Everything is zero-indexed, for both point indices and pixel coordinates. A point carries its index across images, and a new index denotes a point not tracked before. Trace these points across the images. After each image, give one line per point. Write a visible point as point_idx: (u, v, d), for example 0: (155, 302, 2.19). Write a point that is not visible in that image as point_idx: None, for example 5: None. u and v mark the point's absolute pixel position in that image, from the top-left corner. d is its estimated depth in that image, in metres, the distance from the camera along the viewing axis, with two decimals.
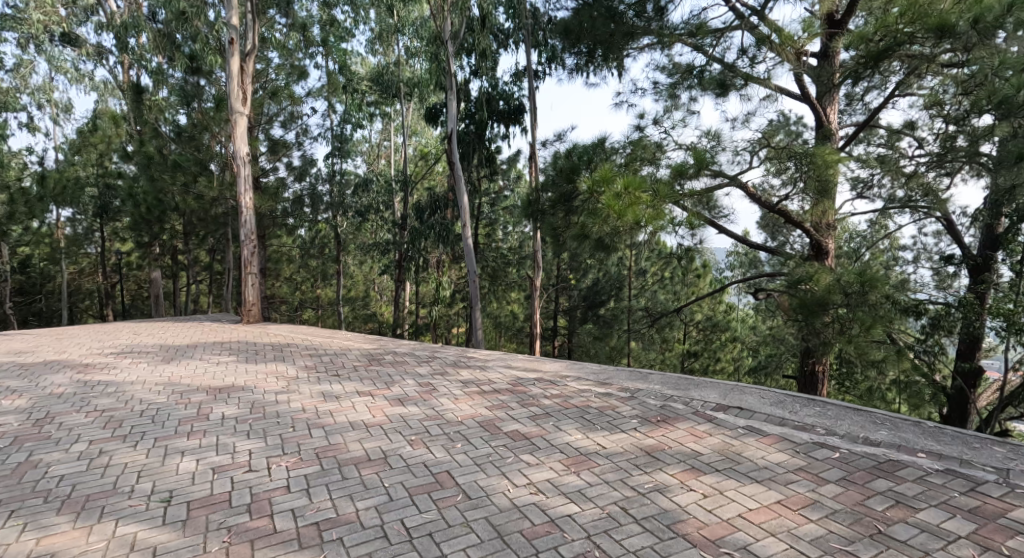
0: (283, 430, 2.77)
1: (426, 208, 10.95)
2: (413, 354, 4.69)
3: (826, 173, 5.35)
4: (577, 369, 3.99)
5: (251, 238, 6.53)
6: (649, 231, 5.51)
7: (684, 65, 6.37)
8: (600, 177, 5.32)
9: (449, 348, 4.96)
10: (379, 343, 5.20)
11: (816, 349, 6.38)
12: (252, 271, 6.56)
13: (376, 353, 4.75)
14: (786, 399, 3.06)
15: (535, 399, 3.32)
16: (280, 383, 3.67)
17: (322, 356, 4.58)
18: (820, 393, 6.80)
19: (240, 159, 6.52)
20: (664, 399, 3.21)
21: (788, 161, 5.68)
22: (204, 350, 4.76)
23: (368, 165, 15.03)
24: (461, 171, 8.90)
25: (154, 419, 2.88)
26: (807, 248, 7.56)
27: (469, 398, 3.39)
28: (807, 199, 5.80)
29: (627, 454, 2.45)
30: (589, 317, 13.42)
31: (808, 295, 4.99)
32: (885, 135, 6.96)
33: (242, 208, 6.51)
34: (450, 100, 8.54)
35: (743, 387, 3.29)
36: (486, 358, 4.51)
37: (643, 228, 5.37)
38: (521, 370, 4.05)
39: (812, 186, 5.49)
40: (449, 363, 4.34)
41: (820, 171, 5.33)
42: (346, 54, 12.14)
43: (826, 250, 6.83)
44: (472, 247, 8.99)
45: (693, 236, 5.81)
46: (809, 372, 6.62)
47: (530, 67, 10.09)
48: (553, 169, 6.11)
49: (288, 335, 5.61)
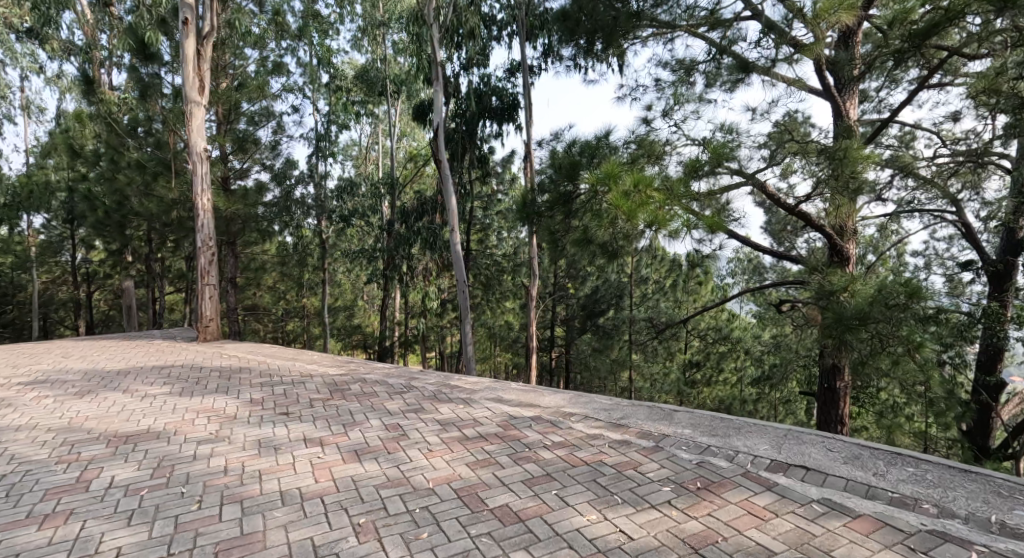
0: (185, 508, 2.01)
1: (411, 213, 10.34)
2: (385, 383, 3.92)
3: (853, 171, 4.67)
4: (584, 405, 3.24)
5: (208, 244, 5.77)
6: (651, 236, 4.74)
7: (688, 62, 5.84)
8: (607, 173, 4.61)
9: (429, 375, 4.18)
10: (348, 367, 4.43)
11: (841, 365, 5.65)
12: (211, 281, 5.76)
13: (342, 381, 3.97)
14: (862, 451, 2.34)
15: (531, 450, 2.59)
16: (209, 428, 2.89)
17: (276, 386, 3.79)
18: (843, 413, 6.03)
19: (196, 155, 5.72)
20: (700, 453, 2.47)
21: (813, 157, 5.01)
22: (136, 377, 3.97)
23: (355, 169, 14.35)
24: (450, 172, 8.10)
25: (10, 491, 2.10)
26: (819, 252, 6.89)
27: (446, 449, 2.63)
28: (833, 200, 5.10)
29: (666, 552, 1.72)
30: (588, 327, 12.69)
31: (843, 308, 4.16)
32: (899, 136, 6.37)
33: (197, 210, 5.74)
34: (437, 90, 7.75)
35: (798, 434, 2.56)
36: (473, 388, 3.75)
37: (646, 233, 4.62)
38: (514, 406, 3.30)
39: (839, 187, 4.80)
40: (427, 395, 3.58)
41: (844, 168, 4.64)
42: (330, 51, 11.51)
43: (847, 254, 6.08)
44: (462, 255, 8.21)
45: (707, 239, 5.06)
46: (829, 387, 5.90)
47: (526, 61, 9.48)
48: (551, 166, 5.37)
49: (246, 357, 4.81)
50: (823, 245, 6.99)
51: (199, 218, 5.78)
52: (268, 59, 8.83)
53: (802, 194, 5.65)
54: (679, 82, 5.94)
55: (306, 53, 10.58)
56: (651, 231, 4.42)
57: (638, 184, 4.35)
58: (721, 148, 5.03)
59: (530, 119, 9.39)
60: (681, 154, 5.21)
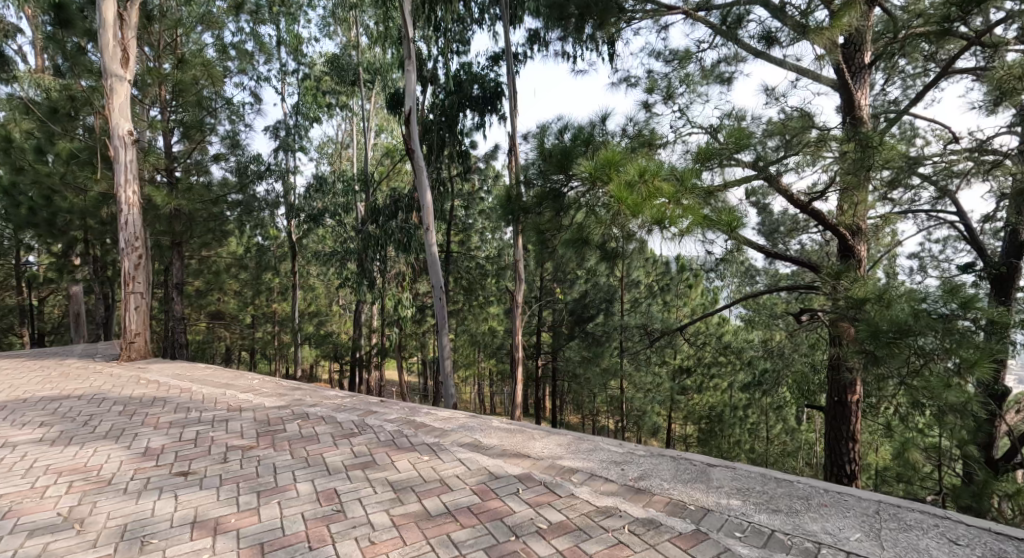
0: None
1: (383, 210, 9.29)
2: (331, 420, 3.09)
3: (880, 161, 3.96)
4: (585, 456, 2.47)
5: (133, 245, 4.84)
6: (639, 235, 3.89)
7: (684, 49, 5.19)
8: (607, 162, 3.83)
9: (390, 407, 3.38)
10: (291, 397, 3.59)
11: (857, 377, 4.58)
12: (136, 289, 4.84)
13: (277, 418, 3.13)
14: (1004, 548, 1.64)
15: (520, 541, 1.81)
16: (59, 505, 2.03)
17: (189, 427, 2.93)
18: (853, 428, 5.01)
19: (118, 139, 4.79)
20: (767, 547, 1.71)
21: (829, 146, 4.31)
22: (8, 416, 3.07)
23: (329, 166, 13.48)
24: (424, 166, 7.21)
25: None
26: (819, 254, 6.16)
27: (396, 539, 1.83)
28: (851, 194, 4.45)
29: None
30: (576, 333, 12.00)
31: (879, 319, 3.34)
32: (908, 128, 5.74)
33: (120, 204, 4.81)
34: (409, 70, 6.87)
35: (896, 514, 1.84)
36: (443, 427, 2.95)
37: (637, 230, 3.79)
38: (494, 457, 2.51)
39: (859, 179, 4.22)
40: (382, 440, 2.77)
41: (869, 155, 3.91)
42: (299, 38, 10.66)
43: (858, 253, 5.13)
44: (438, 258, 7.35)
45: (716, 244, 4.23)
46: (839, 401, 4.84)
47: (510, 47, 8.75)
48: (539, 156, 4.56)
49: (170, 382, 3.93)
50: (822, 246, 6.16)
51: (122, 215, 4.84)
52: (227, 43, 8.02)
53: (815, 191, 4.87)
54: (675, 70, 5.25)
55: (271, 38, 9.74)
56: (638, 224, 3.71)
57: (644, 173, 3.60)
58: (738, 133, 4.16)
59: (515, 108, 8.64)
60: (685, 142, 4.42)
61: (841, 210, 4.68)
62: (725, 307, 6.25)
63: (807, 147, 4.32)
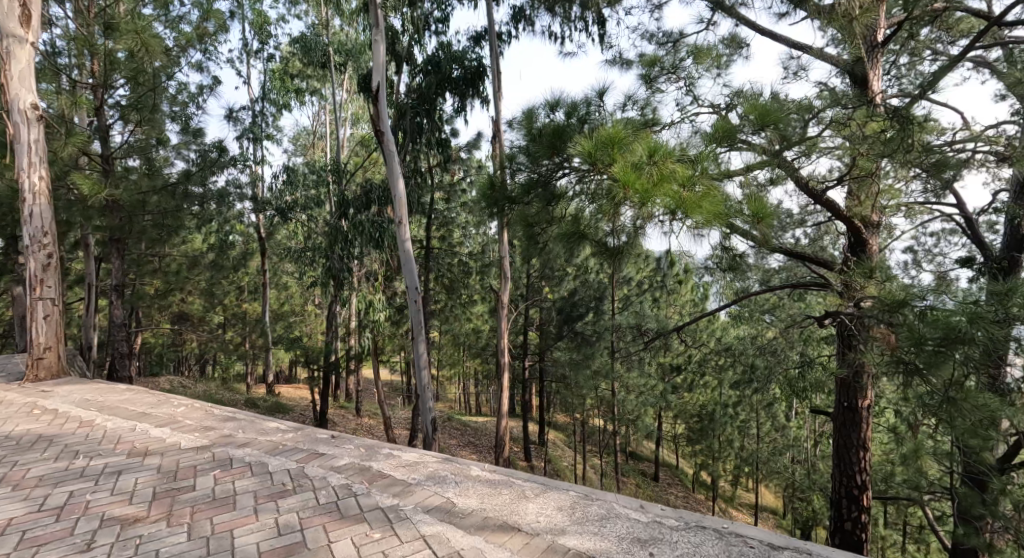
0: None
1: (354, 202, 8.54)
2: (260, 470, 2.36)
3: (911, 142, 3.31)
4: (597, 530, 1.83)
5: (41, 242, 4.10)
6: (633, 225, 3.12)
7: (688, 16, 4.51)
8: (608, 139, 3.08)
9: (343, 445, 2.68)
10: (219, 433, 2.86)
11: (866, 381, 3.84)
12: (46, 295, 4.10)
13: (189, 468, 2.39)
14: None
15: None
16: None
17: (62, 486, 2.19)
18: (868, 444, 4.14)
19: (19, 113, 4.02)
20: None
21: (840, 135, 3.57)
22: None
23: (301, 157, 12.66)
24: (394, 151, 6.41)
25: None
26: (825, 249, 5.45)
27: None
28: (868, 182, 3.78)
29: None
30: (564, 333, 11.38)
31: (928, 325, 2.86)
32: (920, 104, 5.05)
33: (24, 192, 4.04)
34: (376, 42, 6.05)
35: None
36: (406, 480, 2.26)
37: (634, 219, 3.03)
38: (472, 532, 1.84)
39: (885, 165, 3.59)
40: (323, 503, 2.06)
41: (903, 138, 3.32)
42: (264, 16, 9.83)
43: (869, 249, 4.13)
44: (411, 255, 6.59)
45: (725, 241, 3.50)
46: (849, 409, 4.07)
47: (492, 25, 8.05)
48: (526, 136, 3.81)
49: (72, 411, 3.17)
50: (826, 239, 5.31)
51: (26, 205, 4.09)
52: (178, 15, 7.23)
53: (827, 177, 3.99)
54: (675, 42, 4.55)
55: (232, 14, 8.94)
56: (630, 210, 2.96)
57: (655, 151, 2.89)
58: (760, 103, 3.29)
59: (499, 90, 7.94)
60: (692, 121, 3.68)
61: (857, 198, 3.96)
62: (715, 307, 5.49)
63: (832, 125, 3.55)
